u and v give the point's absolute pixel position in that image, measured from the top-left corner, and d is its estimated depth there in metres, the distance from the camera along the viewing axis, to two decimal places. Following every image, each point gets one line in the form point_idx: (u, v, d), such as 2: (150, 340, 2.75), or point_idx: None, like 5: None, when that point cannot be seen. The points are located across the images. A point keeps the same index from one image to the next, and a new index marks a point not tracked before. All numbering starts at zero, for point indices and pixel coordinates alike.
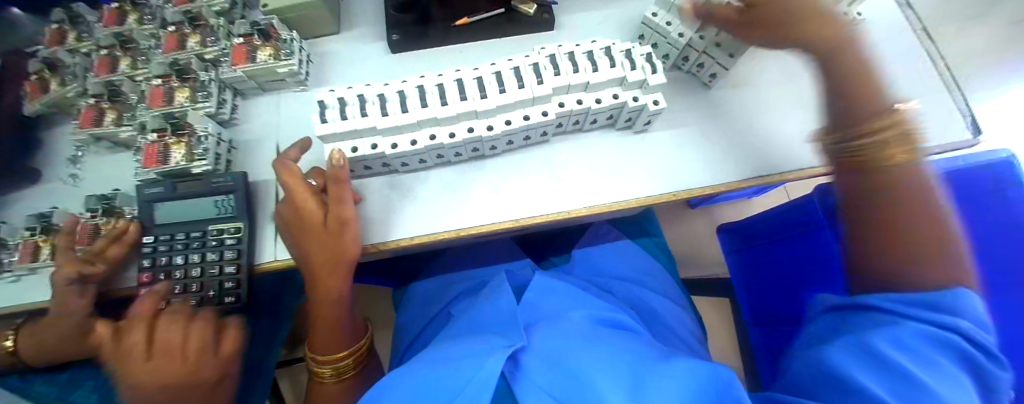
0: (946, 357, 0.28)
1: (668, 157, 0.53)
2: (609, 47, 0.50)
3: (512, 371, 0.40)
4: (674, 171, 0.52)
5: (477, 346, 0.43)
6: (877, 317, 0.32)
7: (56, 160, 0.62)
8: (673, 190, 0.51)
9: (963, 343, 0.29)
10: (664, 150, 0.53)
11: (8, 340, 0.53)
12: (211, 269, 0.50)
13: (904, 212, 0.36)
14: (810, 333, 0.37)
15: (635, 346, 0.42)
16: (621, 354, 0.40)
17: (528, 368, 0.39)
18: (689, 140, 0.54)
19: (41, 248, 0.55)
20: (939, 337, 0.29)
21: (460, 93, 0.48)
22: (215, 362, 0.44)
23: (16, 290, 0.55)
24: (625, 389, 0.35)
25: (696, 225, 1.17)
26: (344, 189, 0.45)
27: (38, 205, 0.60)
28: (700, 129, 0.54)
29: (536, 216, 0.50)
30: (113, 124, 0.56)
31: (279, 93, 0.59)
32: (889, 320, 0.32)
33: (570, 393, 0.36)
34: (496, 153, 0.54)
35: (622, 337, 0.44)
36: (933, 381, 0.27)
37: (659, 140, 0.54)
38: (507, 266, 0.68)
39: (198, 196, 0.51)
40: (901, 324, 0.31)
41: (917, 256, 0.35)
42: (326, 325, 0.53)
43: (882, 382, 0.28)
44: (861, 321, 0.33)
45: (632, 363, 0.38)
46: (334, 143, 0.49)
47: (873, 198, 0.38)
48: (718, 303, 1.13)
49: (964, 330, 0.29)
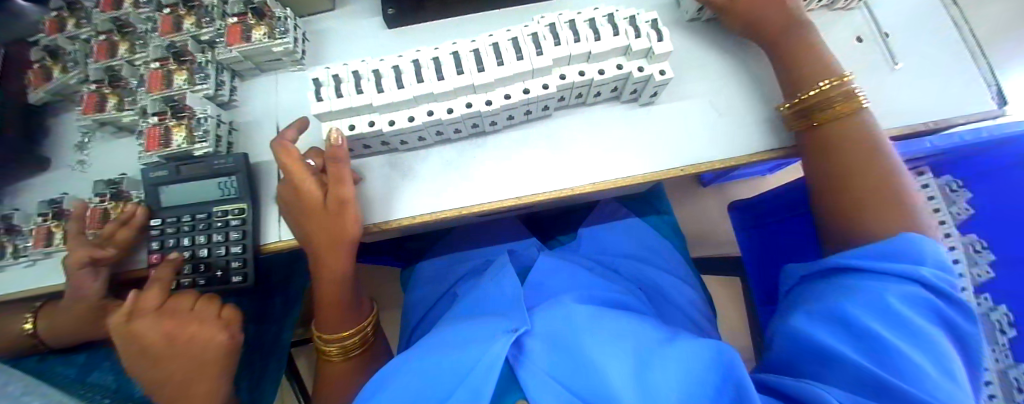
0: (918, 312, 0.31)
1: (674, 131, 0.51)
2: (610, 16, 0.48)
3: (516, 356, 0.39)
4: (682, 143, 0.51)
5: (474, 327, 0.43)
6: (846, 276, 0.36)
7: (64, 147, 0.63)
8: (681, 165, 0.49)
9: (930, 295, 0.31)
10: (669, 124, 0.52)
11: (28, 322, 0.57)
12: (218, 249, 0.50)
13: (857, 167, 0.41)
14: (792, 302, 0.41)
15: (635, 321, 0.42)
16: (627, 328, 0.40)
17: (535, 353, 0.39)
18: (696, 112, 0.52)
19: (54, 234, 0.57)
20: (907, 292, 0.32)
21: (457, 67, 0.47)
22: (212, 326, 0.48)
23: (34, 273, 0.58)
24: (633, 365, 0.36)
25: (707, 203, 1.16)
26: (342, 169, 0.45)
27: (49, 192, 0.61)
28: (706, 98, 0.53)
29: (539, 193, 0.50)
30: (115, 109, 0.56)
31: (277, 73, 0.58)
32: (858, 280, 0.35)
33: (577, 374, 0.37)
34: (497, 130, 0.53)
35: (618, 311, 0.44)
36: (909, 342, 0.30)
37: (663, 112, 0.53)
38: (512, 245, 0.67)
39: (202, 178, 0.51)
40: (875, 286, 0.33)
41: (873, 206, 0.39)
42: (332, 304, 0.53)
43: (860, 347, 0.31)
44: (831, 283, 0.37)
45: (638, 337, 0.39)
46: (330, 121, 0.49)
47: (829, 158, 0.43)
48: (728, 281, 1.13)
49: (924, 279, 0.32)
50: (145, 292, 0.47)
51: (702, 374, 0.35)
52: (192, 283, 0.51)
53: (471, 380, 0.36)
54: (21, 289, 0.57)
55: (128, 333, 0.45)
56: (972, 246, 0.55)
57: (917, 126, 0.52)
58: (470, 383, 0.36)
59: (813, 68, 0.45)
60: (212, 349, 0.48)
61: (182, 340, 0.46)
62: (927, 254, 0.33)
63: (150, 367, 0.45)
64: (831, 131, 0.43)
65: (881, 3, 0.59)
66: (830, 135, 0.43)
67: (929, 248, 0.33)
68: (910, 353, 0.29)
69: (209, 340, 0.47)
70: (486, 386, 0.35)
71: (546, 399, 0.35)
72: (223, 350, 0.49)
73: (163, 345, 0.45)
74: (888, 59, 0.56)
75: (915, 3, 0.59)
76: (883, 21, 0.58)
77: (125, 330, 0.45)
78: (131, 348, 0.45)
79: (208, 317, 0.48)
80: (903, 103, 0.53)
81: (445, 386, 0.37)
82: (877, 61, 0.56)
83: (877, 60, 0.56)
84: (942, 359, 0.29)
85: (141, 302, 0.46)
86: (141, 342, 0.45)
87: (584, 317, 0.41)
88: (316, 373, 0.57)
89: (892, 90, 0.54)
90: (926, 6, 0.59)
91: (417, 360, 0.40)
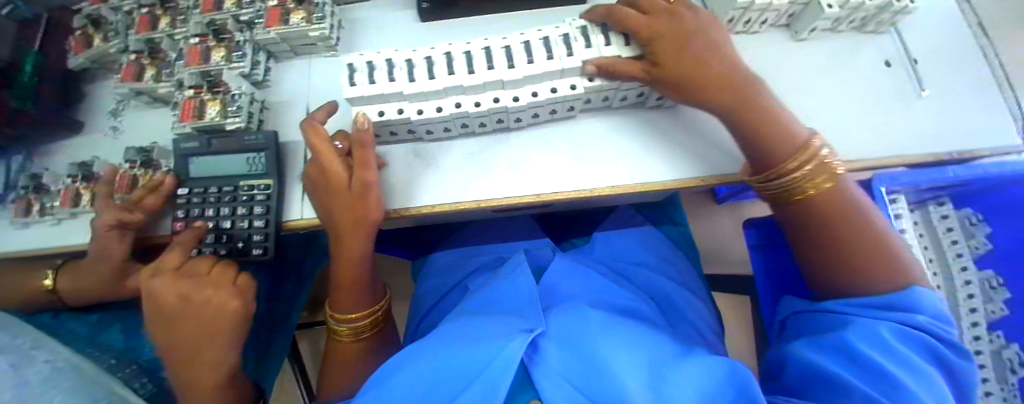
0: (912, 349, 0.33)
1: (690, 141, 0.53)
2: (606, 24, 0.48)
3: (531, 356, 0.42)
4: (698, 153, 0.52)
5: (487, 330, 0.45)
6: (840, 315, 0.37)
7: (98, 113, 0.65)
8: (697, 175, 0.51)
9: (925, 335, 0.33)
10: (687, 134, 0.53)
11: (47, 279, 0.59)
12: (241, 222, 0.52)
13: (839, 229, 0.39)
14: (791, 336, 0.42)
15: (640, 336, 0.44)
16: (635, 344, 0.42)
17: (549, 356, 0.41)
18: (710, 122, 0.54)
19: (81, 196, 0.59)
20: (905, 332, 0.33)
21: (488, 62, 0.48)
22: (227, 292, 0.48)
23: (60, 231, 0.59)
24: (646, 380, 0.37)
25: (720, 220, 1.16)
26: (368, 154, 0.46)
27: (80, 155, 0.63)
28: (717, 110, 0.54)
29: (557, 193, 0.51)
30: (153, 80, 0.58)
31: (310, 58, 0.60)
32: (855, 317, 0.36)
33: (584, 378, 0.39)
34: (520, 127, 0.55)
35: (629, 324, 0.47)
36: (911, 374, 0.31)
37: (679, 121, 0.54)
38: (526, 244, 0.68)
39: (231, 152, 0.53)
40: (873, 322, 0.34)
41: (856, 265, 0.38)
42: (348, 285, 0.55)
43: (865, 378, 0.32)
44: (825, 322, 0.38)
45: (647, 353, 0.41)
46: (360, 106, 0.50)
47: (819, 227, 0.41)
48: (735, 299, 1.13)
49: (921, 324, 0.33)
50: (168, 254, 0.48)
51: (712, 394, 0.37)
52: (212, 252, 0.53)
53: (482, 378, 0.38)
54: (45, 247, 0.59)
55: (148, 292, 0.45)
56: (987, 282, 0.63)
57: (938, 156, 0.52)
58: (488, 375, 0.38)
59: (782, 134, 0.41)
60: (228, 316, 0.48)
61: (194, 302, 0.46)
62: (924, 300, 0.35)
63: (166, 328, 0.46)
64: (817, 203, 0.40)
65: (911, 29, 0.61)
66: (811, 205, 0.40)
67: (924, 296, 0.35)
68: (912, 384, 0.30)
69: (223, 305, 0.47)
70: (501, 381, 0.37)
71: (556, 395, 0.38)
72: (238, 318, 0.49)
73: (177, 305, 0.45)
74: (914, 85, 0.57)
75: (944, 33, 0.60)
76: (912, 47, 0.59)
77: (146, 290, 0.45)
78: (149, 306, 0.46)
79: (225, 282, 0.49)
80: (927, 133, 0.54)
81: (463, 378, 0.40)
82: (904, 87, 0.57)
83: (904, 87, 0.57)
84: (939, 394, 0.30)
85: (164, 262, 0.47)
86: (157, 300, 0.45)
87: (593, 328, 0.44)
88: (326, 352, 0.59)
89: (915, 120, 0.54)
90: (955, 36, 0.60)
91: (433, 352, 0.43)
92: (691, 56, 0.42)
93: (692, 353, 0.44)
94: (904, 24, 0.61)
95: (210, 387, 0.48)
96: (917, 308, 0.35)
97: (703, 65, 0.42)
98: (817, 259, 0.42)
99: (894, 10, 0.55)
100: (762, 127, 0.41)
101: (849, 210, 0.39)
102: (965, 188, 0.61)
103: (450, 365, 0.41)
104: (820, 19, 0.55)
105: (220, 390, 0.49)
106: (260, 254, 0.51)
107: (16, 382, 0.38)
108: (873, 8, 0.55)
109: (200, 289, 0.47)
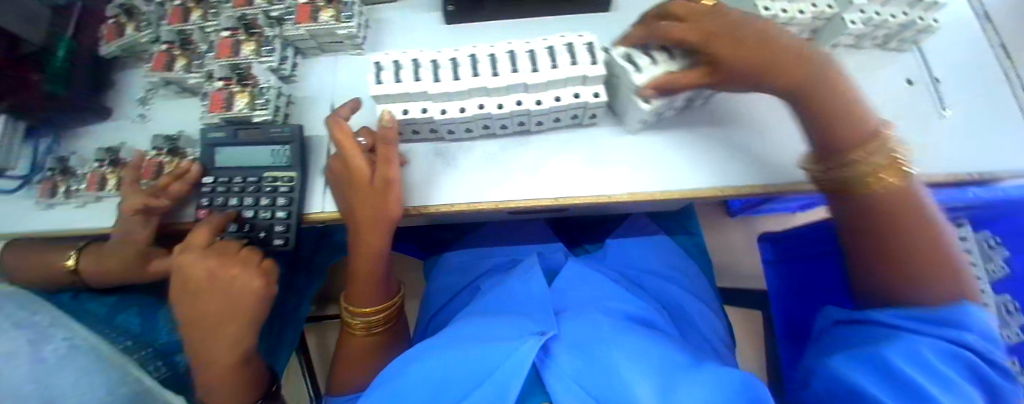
0: (958, 372, 0.32)
1: (726, 151, 0.53)
2: (644, 46, 0.48)
3: (543, 359, 0.42)
4: (736, 162, 0.53)
5: (500, 330, 0.46)
6: (884, 329, 0.38)
7: (127, 101, 0.67)
8: (732, 183, 0.51)
9: (973, 356, 0.32)
10: (726, 144, 0.54)
11: (70, 259, 0.60)
12: (263, 212, 0.53)
13: (894, 223, 0.41)
14: (829, 345, 0.43)
15: (654, 345, 0.45)
16: (648, 352, 0.43)
17: (561, 359, 0.42)
18: (753, 137, 0.54)
19: (107, 180, 0.60)
20: (950, 351, 0.33)
21: (512, 65, 0.49)
22: (250, 271, 0.50)
23: (83, 214, 0.61)
24: (658, 384, 0.37)
25: (730, 233, 1.16)
26: (391, 151, 0.47)
27: (108, 140, 0.65)
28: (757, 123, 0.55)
29: (575, 198, 0.51)
30: (183, 70, 0.59)
31: (336, 55, 0.61)
32: (899, 333, 0.36)
33: (597, 381, 0.39)
34: (541, 131, 0.55)
35: (642, 333, 0.47)
36: (946, 391, 0.31)
37: (716, 132, 0.55)
38: (540, 247, 0.69)
39: (257, 144, 0.54)
40: (917, 340, 0.34)
41: (915, 264, 0.39)
42: (365, 279, 0.55)
43: (896, 392, 0.32)
44: (870, 334, 0.38)
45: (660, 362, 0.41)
46: (385, 104, 0.51)
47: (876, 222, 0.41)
48: (742, 314, 1.12)
49: (971, 345, 0.33)
50: (196, 231, 0.50)
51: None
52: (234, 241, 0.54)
53: (492, 378, 0.39)
54: (68, 228, 0.60)
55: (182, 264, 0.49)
56: (1004, 306, 0.62)
57: (957, 176, 0.52)
58: (504, 372, 0.39)
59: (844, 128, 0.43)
60: (247, 297, 0.51)
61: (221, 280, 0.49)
62: (978, 322, 0.34)
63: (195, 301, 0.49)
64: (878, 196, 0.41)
65: (934, 49, 0.61)
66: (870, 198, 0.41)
67: (980, 316, 0.34)
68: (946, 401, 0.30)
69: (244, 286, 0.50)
70: (513, 380, 0.38)
71: (566, 398, 0.38)
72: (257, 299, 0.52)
73: (204, 280, 0.49)
74: (936, 105, 0.57)
75: (967, 54, 0.61)
76: (935, 68, 0.60)
77: (181, 263, 0.49)
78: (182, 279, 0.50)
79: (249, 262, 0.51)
80: (949, 153, 0.54)
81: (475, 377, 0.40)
82: (925, 106, 0.57)
83: (926, 106, 0.57)
84: None
85: (193, 239, 0.50)
86: (189, 273, 0.50)
87: (606, 335, 0.45)
88: (338, 345, 0.60)
89: (935, 139, 0.55)
90: (978, 58, 0.60)
91: (446, 351, 0.44)
92: (753, 43, 0.43)
93: (700, 363, 0.44)
94: (930, 43, 0.62)
95: (223, 367, 0.52)
96: (971, 329, 0.34)
97: (773, 54, 0.43)
98: (870, 259, 0.42)
99: (918, 28, 0.56)
100: (820, 106, 0.43)
101: (912, 209, 0.40)
102: (987, 210, 0.60)
103: (462, 362, 0.41)
104: (843, 35, 0.57)
105: (229, 372, 0.52)
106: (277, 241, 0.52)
107: None
108: (897, 26, 0.55)
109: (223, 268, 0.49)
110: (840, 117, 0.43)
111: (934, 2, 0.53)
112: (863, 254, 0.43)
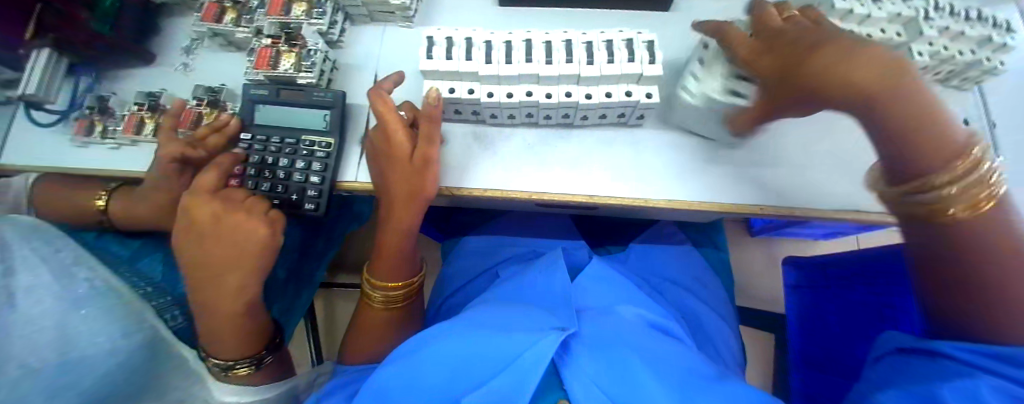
0: None
1: (792, 169, 0.52)
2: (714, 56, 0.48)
3: (562, 356, 0.41)
4: (801, 182, 0.52)
5: (520, 320, 0.45)
6: (952, 363, 0.32)
7: (171, 49, 0.67)
8: (792, 206, 0.50)
9: None
10: (794, 162, 0.52)
11: (100, 199, 0.61)
12: (297, 175, 0.52)
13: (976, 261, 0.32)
14: (880, 376, 0.37)
15: (676, 357, 0.44)
16: (670, 365, 0.41)
17: (582, 360, 0.40)
18: (820, 154, 0.53)
19: (145, 124, 0.60)
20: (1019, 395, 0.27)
21: (567, 54, 0.48)
22: (256, 219, 0.49)
23: (118, 156, 0.61)
24: (678, 396, 0.36)
25: (749, 253, 1.15)
26: (434, 129, 0.46)
27: (149, 85, 0.65)
28: (829, 141, 0.54)
29: (611, 198, 0.50)
30: (232, 24, 0.59)
31: (384, 26, 0.61)
32: (962, 370, 0.30)
33: (619, 385, 0.38)
34: (584, 125, 0.54)
35: (665, 343, 0.46)
36: None
37: (782, 145, 0.53)
38: (564, 244, 0.69)
39: (299, 105, 0.54)
40: (980, 379, 0.28)
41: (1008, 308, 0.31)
42: (390, 254, 0.55)
43: None
44: (929, 366, 0.33)
45: (682, 376, 0.40)
46: (432, 80, 0.50)
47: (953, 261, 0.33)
48: (753, 335, 1.10)
49: None
50: (203, 175, 0.49)
51: None
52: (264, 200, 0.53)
53: (508, 367, 0.38)
54: (101, 169, 0.60)
55: (186, 208, 0.48)
56: None
57: None
58: (519, 365, 0.37)
59: (934, 149, 0.30)
60: (253, 242, 0.48)
61: (233, 230, 0.47)
62: None
63: (194, 248, 0.47)
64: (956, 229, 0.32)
65: (997, 91, 0.59)
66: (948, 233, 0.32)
67: None
68: None
69: (252, 241, 0.48)
70: (532, 376, 0.37)
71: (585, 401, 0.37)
72: (264, 256, 0.50)
73: (211, 223, 0.48)
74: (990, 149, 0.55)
75: None
76: (994, 111, 0.58)
77: (186, 207, 0.48)
78: (183, 222, 0.48)
79: (259, 214, 0.49)
80: None
81: (490, 366, 0.39)
82: None
83: None
84: None
85: (201, 182, 0.49)
86: (194, 216, 0.48)
87: (626, 341, 0.44)
88: (354, 316, 0.60)
89: None
90: None
91: (460, 334, 0.42)
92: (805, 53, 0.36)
93: (723, 380, 0.42)
94: (993, 83, 0.60)
95: (228, 315, 0.48)
96: None
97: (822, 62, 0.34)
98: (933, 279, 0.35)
99: (982, 68, 0.54)
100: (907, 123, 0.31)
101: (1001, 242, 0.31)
102: None
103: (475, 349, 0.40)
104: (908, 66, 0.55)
105: (236, 319, 0.50)
106: (299, 198, 0.52)
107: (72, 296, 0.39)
108: (963, 63, 0.54)
109: (232, 217, 0.48)
110: (916, 127, 0.31)
111: (1003, 44, 0.52)
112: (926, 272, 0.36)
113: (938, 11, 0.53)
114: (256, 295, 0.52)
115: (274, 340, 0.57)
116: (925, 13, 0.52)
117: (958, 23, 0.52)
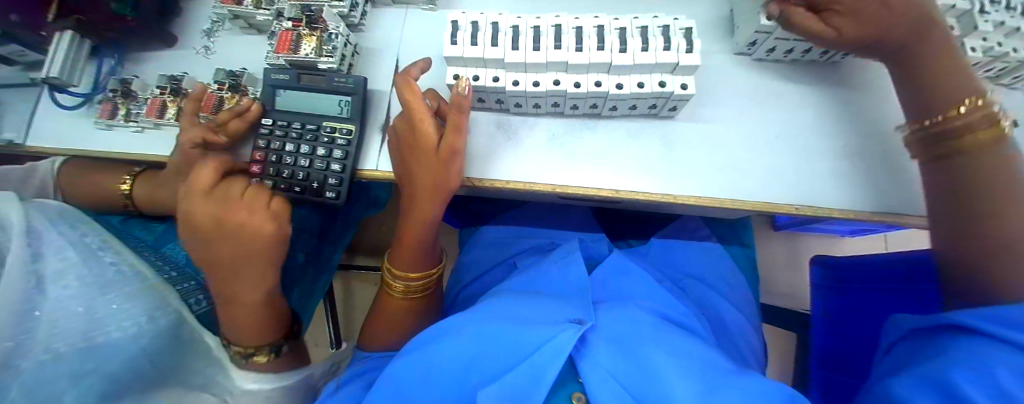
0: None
1: (837, 142, 0.50)
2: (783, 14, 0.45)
3: (578, 347, 0.40)
4: (818, 174, 0.49)
5: (532, 313, 0.43)
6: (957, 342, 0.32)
7: (191, 30, 0.66)
8: (832, 205, 0.48)
9: None
10: (846, 119, 0.51)
11: (124, 183, 0.61)
12: (319, 163, 0.52)
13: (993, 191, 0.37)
14: (897, 353, 0.37)
15: (695, 346, 0.41)
16: (689, 353, 0.39)
17: (598, 352, 0.39)
18: (844, 123, 0.51)
19: (167, 108, 0.60)
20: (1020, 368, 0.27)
21: (599, 41, 0.46)
22: (261, 215, 0.47)
23: (143, 139, 0.61)
24: (697, 386, 0.34)
25: (772, 248, 1.12)
26: (462, 119, 0.43)
27: (171, 68, 0.65)
28: (870, 92, 0.52)
29: (636, 193, 0.48)
30: (253, 5, 0.57)
31: (407, 8, 0.59)
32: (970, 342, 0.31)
33: (637, 378, 0.36)
34: (613, 116, 0.52)
35: (682, 333, 0.43)
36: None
37: (796, 133, 0.51)
38: (582, 235, 0.68)
39: (320, 92, 0.53)
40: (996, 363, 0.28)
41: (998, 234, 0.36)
42: (413, 243, 0.55)
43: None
44: (945, 347, 0.32)
45: (701, 364, 0.38)
46: (457, 66, 0.49)
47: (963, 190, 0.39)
48: (771, 332, 1.08)
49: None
50: (197, 173, 0.46)
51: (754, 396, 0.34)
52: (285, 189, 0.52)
53: (527, 362, 0.36)
54: (121, 152, 0.60)
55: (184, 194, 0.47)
56: None
57: None
58: (535, 360, 0.36)
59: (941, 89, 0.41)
60: (261, 228, 0.47)
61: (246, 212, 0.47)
62: None
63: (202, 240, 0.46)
64: (961, 160, 0.39)
65: None
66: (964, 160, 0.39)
67: None
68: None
69: (260, 242, 0.47)
70: (549, 370, 0.36)
71: (607, 398, 0.35)
72: (279, 242, 0.49)
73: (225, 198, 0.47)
74: None
75: None
76: None
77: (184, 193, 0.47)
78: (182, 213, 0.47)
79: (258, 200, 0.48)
80: None
81: (503, 351, 0.38)
82: None
83: None
84: None
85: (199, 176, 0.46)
86: (188, 209, 0.46)
87: (644, 333, 0.41)
88: (375, 303, 0.60)
89: None
90: None
91: (473, 322, 0.41)
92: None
93: (747, 372, 0.40)
94: None
95: (241, 297, 0.48)
96: None
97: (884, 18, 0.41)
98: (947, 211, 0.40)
99: None
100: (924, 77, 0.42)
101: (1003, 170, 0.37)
102: None
103: (490, 337, 0.39)
104: None
105: (255, 307, 0.50)
106: (317, 180, 0.51)
107: (95, 282, 0.38)
108: (1016, 62, 0.49)
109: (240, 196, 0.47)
110: (933, 78, 0.41)
111: None
112: (943, 205, 0.41)
113: (993, 4, 0.49)
114: (274, 275, 0.51)
115: (287, 321, 0.56)
116: (980, 7, 0.48)
117: (1016, 18, 0.48)
